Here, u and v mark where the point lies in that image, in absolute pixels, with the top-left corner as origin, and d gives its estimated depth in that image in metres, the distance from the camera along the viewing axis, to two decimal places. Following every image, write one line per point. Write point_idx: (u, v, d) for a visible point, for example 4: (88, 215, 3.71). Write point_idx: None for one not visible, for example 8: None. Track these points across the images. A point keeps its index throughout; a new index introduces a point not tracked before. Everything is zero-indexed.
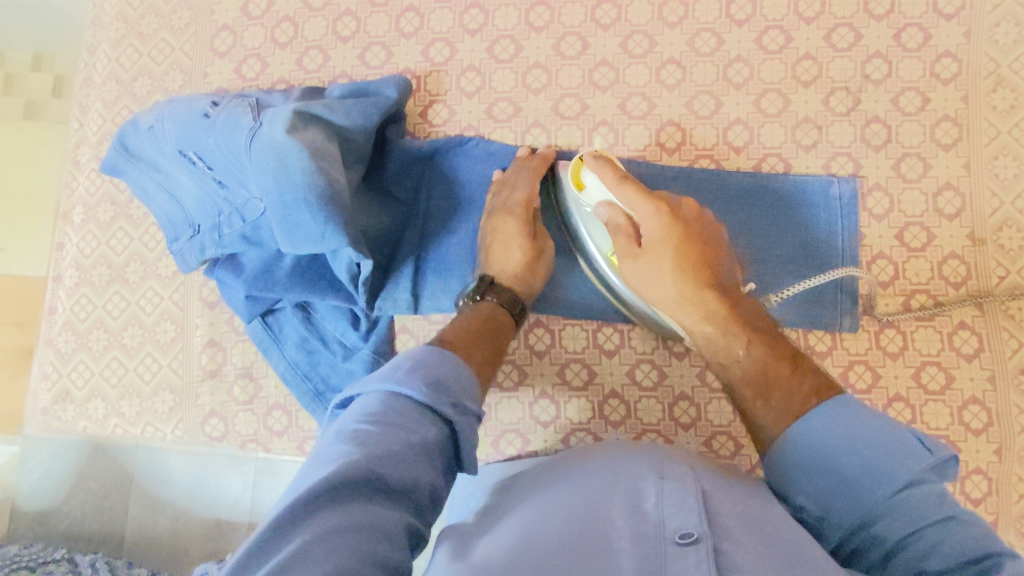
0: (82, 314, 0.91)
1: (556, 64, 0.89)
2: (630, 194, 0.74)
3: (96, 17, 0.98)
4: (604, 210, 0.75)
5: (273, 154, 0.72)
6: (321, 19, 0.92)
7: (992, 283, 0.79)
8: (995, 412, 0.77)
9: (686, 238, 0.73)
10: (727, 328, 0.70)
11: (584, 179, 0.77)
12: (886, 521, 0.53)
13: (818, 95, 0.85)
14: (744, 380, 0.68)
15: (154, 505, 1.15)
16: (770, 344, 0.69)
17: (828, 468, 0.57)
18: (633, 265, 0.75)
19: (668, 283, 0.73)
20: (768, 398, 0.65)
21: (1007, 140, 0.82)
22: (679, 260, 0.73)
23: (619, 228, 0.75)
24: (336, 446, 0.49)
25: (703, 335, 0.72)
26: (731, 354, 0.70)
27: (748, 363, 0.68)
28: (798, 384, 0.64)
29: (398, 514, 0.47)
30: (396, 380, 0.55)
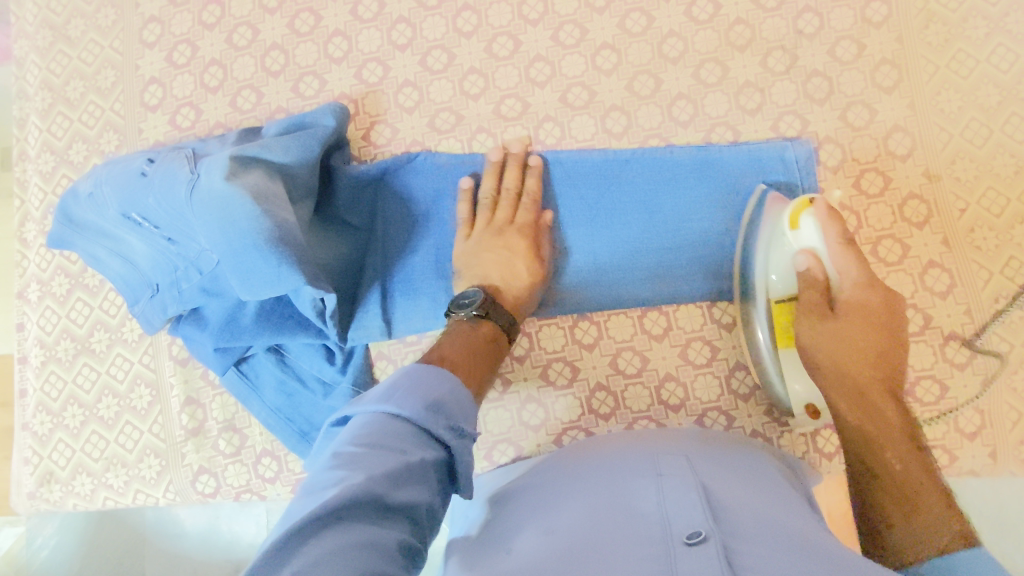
0: (54, 392, 0.89)
1: (490, 67, 0.88)
2: (849, 261, 0.70)
3: (21, 89, 0.96)
4: (806, 258, 0.71)
5: (214, 203, 0.70)
6: (249, 58, 0.91)
7: (955, 217, 0.79)
8: (976, 344, 0.77)
9: (878, 326, 0.69)
10: (887, 430, 0.64)
11: (803, 221, 0.72)
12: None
13: (755, 58, 0.84)
14: (888, 490, 0.60)
15: (170, 562, 1.13)
16: (929, 466, 0.61)
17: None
18: (812, 324, 0.71)
19: (838, 357, 0.69)
20: (909, 516, 0.57)
21: (946, 74, 0.82)
22: (861, 341, 0.69)
23: (813, 283, 0.71)
24: (331, 472, 0.47)
25: (853, 428, 0.65)
26: (884, 458, 0.62)
27: (901, 473, 0.60)
28: (944, 517, 0.56)
29: (394, 533, 0.45)
30: (392, 401, 0.53)
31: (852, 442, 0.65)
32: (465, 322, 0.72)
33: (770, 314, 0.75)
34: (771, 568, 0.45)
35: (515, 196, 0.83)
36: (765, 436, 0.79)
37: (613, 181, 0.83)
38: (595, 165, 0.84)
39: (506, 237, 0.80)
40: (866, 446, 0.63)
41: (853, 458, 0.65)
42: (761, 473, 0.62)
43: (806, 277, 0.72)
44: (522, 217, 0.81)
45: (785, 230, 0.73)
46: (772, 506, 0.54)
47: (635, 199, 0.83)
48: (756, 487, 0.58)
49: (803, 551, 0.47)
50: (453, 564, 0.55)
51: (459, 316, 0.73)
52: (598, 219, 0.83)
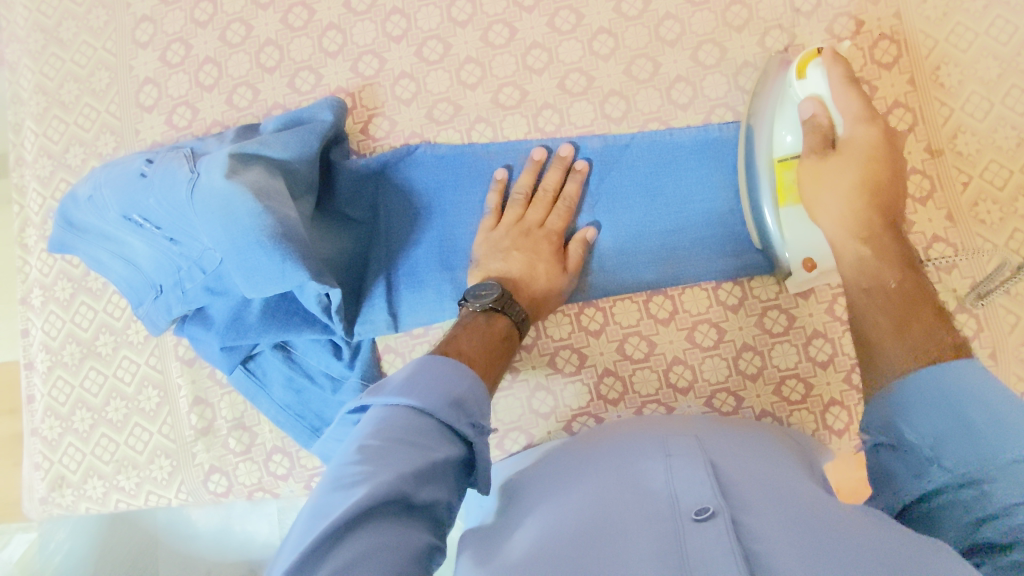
0: (62, 397, 0.89)
1: (487, 56, 0.87)
2: (853, 102, 0.71)
3: (15, 94, 0.95)
4: (809, 104, 0.73)
5: (217, 201, 0.70)
6: (243, 54, 0.91)
7: (958, 191, 0.79)
8: (982, 317, 0.77)
9: (884, 161, 0.70)
10: (884, 255, 0.66)
11: (811, 70, 0.73)
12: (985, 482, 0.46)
13: (753, 38, 0.84)
14: (881, 307, 0.62)
15: (183, 563, 1.14)
16: (926, 286, 0.62)
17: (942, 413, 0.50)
18: (813, 165, 0.71)
19: (835, 193, 0.69)
20: (902, 332, 0.58)
21: (945, 48, 0.81)
22: (867, 175, 0.69)
23: (816, 127, 0.72)
24: (355, 466, 0.47)
25: (855, 257, 0.67)
26: (880, 278, 0.64)
27: (898, 289, 0.62)
28: (938, 329, 0.57)
29: (420, 534, 0.46)
30: (415, 394, 0.53)
31: (852, 268, 0.67)
32: (478, 315, 0.71)
33: (771, 169, 0.75)
34: (780, 541, 0.45)
35: (529, 198, 0.82)
36: (775, 416, 0.79)
37: (614, 166, 0.83)
38: (595, 152, 0.84)
39: (533, 238, 0.79)
40: (863, 271, 0.66)
41: (853, 282, 0.66)
42: (773, 451, 0.62)
43: (810, 123, 0.72)
44: (538, 214, 0.81)
45: (792, 79, 0.74)
46: (782, 480, 0.55)
47: (637, 183, 0.82)
48: (766, 462, 0.58)
49: (812, 521, 0.48)
50: (465, 557, 0.55)
51: (473, 308, 0.72)
52: (601, 203, 0.83)
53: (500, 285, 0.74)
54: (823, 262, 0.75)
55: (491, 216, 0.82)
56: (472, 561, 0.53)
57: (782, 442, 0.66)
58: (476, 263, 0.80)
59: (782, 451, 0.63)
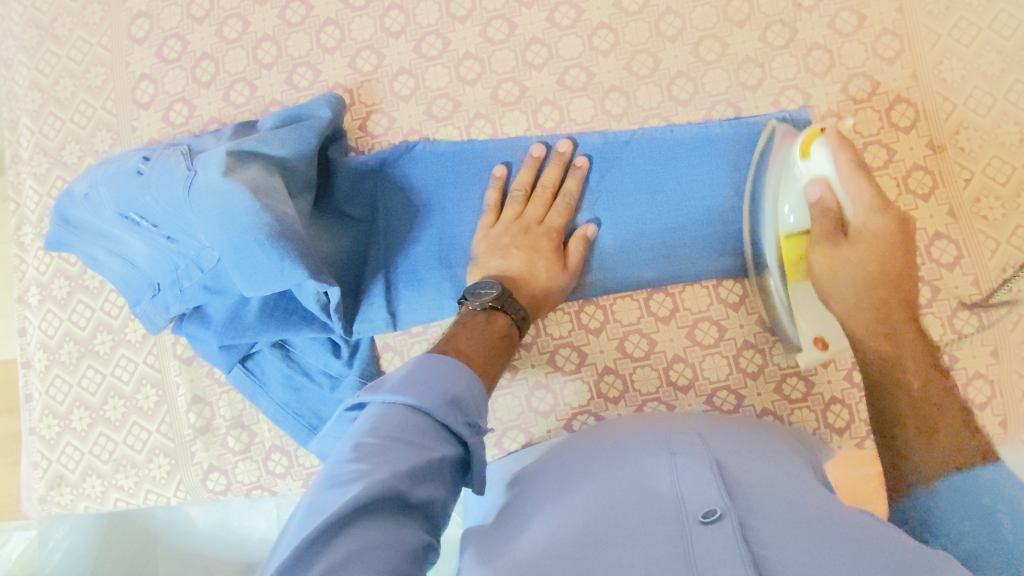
0: (60, 395, 0.89)
1: (486, 51, 0.86)
2: (861, 189, 0.71)
3: (10, 91, 0.94)
4: (818, 187, 0.72)
5: (214, 199, 0.69)
6: (240, 50, 0.90)
7: (960, 187, 0.79)
8: (984, 314, 0.77)
9: (892, 248, 0.73)
10: (904, 360, 0.72)
11: (816, 150, 0.73)
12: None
13: (754, 33, 0.83)
14: (906, 417, 0.70)
15: (182, 561, 1.13)
16: (950, 392, 0.73)
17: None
18: (825, 256, 0.73)
19: (854, 285, 0.72)
20: (931, 440, 0.68)
21: (948, 43, 0.81)
22: (876, 265, 0.72)
23: (824, 210, 0.72)
24: (350, 464, 0.47)
25: (878, 354, 0.73)
26: (905, 382, 0.72)
27: (923, 393, 0.71)
28: (949, 445, 0.67)
29: (415, 532, 0.46)
30: (412, 392, 0.52)
31: (876, 364, 0.73)
32: (477, 313, 0.71)
33: (779, 245, 0.77)
34: (788, 544, 0.45)
35: (528, 194, 0.81)
36: (775, 414, 0.79)
37: (614, 162, 0.82)
38: (595, 148, 0.83)
39: (532, 236, 0.78)
40: (885, 371, 0.73)
41: (872, 377, 0.74)
42: (774, 451, 0.62)
43: (818, 207, 0.72)
44: (538, 211, 0.80)
45: (797, 159, 0.74)
46: (786, 482, 0.54)
47: (637, 180, 0.82)
48: (769, 464, 0.58)
49: (818, 524, 0.47)
50: (467, 556, 0.55)
51: (472, 306, 0.72)
52: (601, 201, 0.82)
53: (499, 282, 0.74)
54: (834, 343, 0.77)
55: (490, 213, 0.81)
56: (476, 561, 0.53)
57: (785, 442, 0.66)
58: (476, 261, 0.80)
59: (783, 450, 0.62)
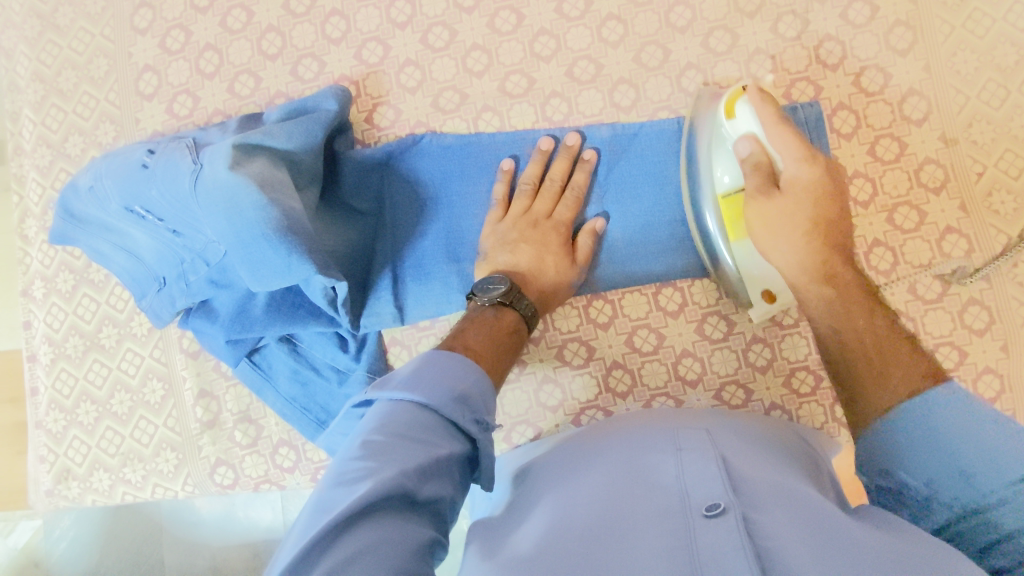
0: (66, 389, 0.88)
1: (494, 42, 0.85)
2: (788, 138, 0.68)
3: (12, 82, 0.94)
4: (746, 144, 0.70)
5: (220, 193, 0.68)
6: (244, 41, 0.89)
7: (972, 181, 0.78)
8: (995, 309, 0.76)
9: (825, 196, 0.69)
10: (848, 294, 0.64)
11: (738, 108, 0.71)
12: (999, 511, 0.46)
13: (765, 24, 0.82)
14: (859, 357, 0.59)
15: (188, 549, 1.12)
16: (894, 321, 0.61)
17: (934, 450, 0.50)
18: (761, 211, 0.69)
19: (789, 236, 0.68)
20: (883, 382, 0.55)
21: (962, 34, 0.80)
22: (813, 214, 0.68)
23: (755, 166, 0.69)
24: (356, 463, 0.46)
25: (817, 297, 0.65)
26: (852, 324, 0.61)
27: (870, 331, 0.60)
28: (915, 367, 0.55)
29: (423, 529, 0.45)
30: (420, 389, 0.52)
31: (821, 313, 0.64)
32: (487, 308, 0.70)
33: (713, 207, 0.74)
34: (792, 540, 0.44)
35: (535, 188, 0.81)
36: (784, 409, 0.79)
37: (623, 156, 0.82)
38: (604, 141, 0.82)
39: (540, 230, 0.78)
40: (831, 313, 0.63)
41: (826, 329, 0.63)
42: (782, 446, 0.61)
43: (749, 163, 0.70)
44: (546, 206, 0.80)
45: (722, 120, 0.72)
46: (793, 477, 0.54)
47: (646, 173, 0.81)
48: (777, 459, 0.57)
49: (823, 521, 0.46)
50: (471, 549, 0.54)
51: (481, 302, 0.71)
52: (609, 194, 0.81)
53: (508, 277, 0.73)
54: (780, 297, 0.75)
55: (498, 207, 0.81)
56: (479, 552, 0.52)
57: (787, 432, 0.66)
58: (484, 256, 0.79)
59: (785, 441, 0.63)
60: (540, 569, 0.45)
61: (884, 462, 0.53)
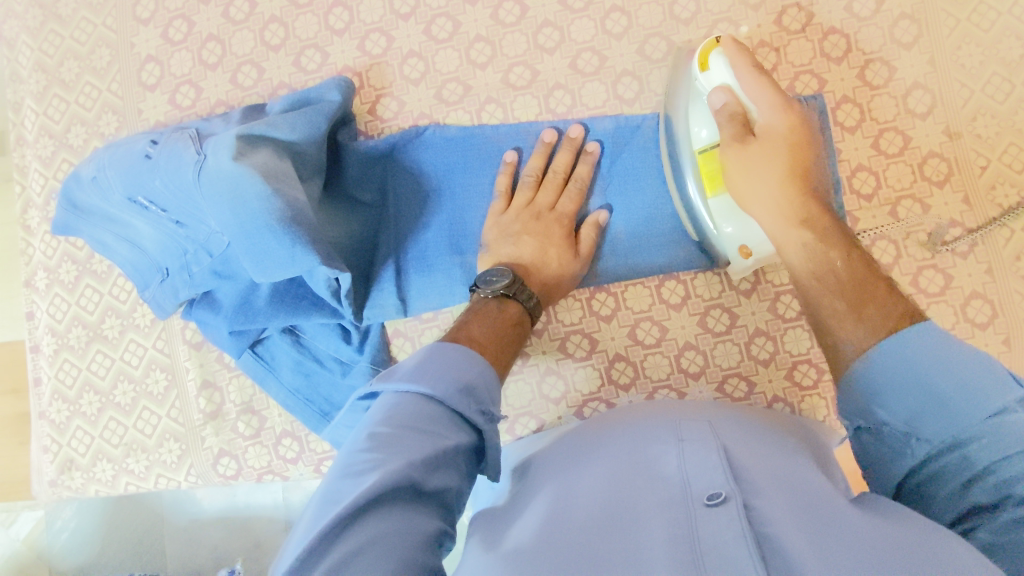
0: (69, 379, 0.89)
1: (497, 34, 0.85)
2: (761, 86, 0.68)
3: (14, 72, 0.93)
4: (720, 95, 0.69)
5: (224, 184, 0.68)
6: (247, 32, 0.88)
7: (976, 175, 0.78)
8: (997, 302, 0.76)
9: (800, 142, 0.68)
10: (828, 237, 0.63)
11: (712, 60, 0.70)
12: (975, 448, 0.46)
13: (770, 17, 0.82)
14: (836, 293, 0.59)
15: (190, 540, 1.11)
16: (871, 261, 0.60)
17: (912, 386, 0.49)
18: (739, 158, 0.68)
19: (770, 184, 0.66)
20: (860, 313, 0.56)
21: (967, 27, 0.79)
22: (791, 160, 0.67)
23: (730, 116, 0.68)
24: (363, 454, 0.46)
25: (797, 243, 0.64)
26: (830, 265, 0.61)
27: (850, 272, 0.59)
28: (892, 302, 0.56)
29: (430, 520, 0.46)
30: (425, 381, 0.52)
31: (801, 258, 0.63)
32: (490, 300, 0.70)
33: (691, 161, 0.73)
34: (793, 528, 0.44)
35: (538, 179, 0.81)
36: (787, 402, 0.79)
37: (626, 148, 0.82)
38: (607, 133, 0.82)
39: (543, 222, 0.78)
40: (810, 258, 0.62)
41: (804, 273, 0.63)
42: (784, 438, 0.61)
43: (723, 113, 0.69)
44: (549, 198, 0.80)
45: (696, 72, 0.71)
46: (795, 467, 0.54)
47: (650, 166, 0.81)
48: (781, 450, 0.57)
49: (826, 511, 0.47)
50: (473, 540, 0.54)
51: (485, 294, 0.71)
52: (612, 186, 0.81)
53: (511, 269, 0.73)
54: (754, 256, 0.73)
55: (501, 199, 0.81)
56: (481, 543, 0.52)
57: (788, 423, 0.66)
58: (487, 248, 0.79)
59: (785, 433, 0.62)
60: (542, 560, 0.45)
61: (862, 404, 0.53)
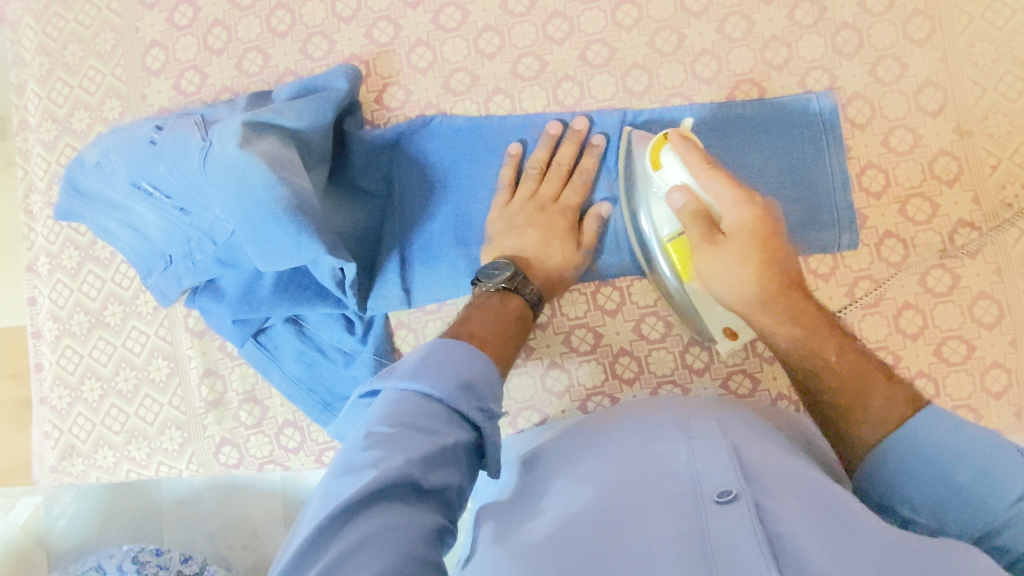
0: (71, 365, 0.88)
1: (506, 24, 0.84)
2: (717, 182, 0.66)
3: (17, 55, 0.92)
4: (679, 195, 0.67)
5: (230, 171, 0.68)
6: (254, 18, 0.87)
7: (986, 174, 0.77)
8: (1005, 303, 0.76)
9: (771, 234, 0.65)
10: (817, 332, 0.63)
11: (666, 159, 0.70)
12: (1008, 534, 0.47)
13: (782, 11, 0.81)
14: (835, 389, 0.60)
15: (187, 528, 1.10)
16: (862, 351, 0.62)
17: (939, 475, 0.52)
18: (710, 261, 0.66)
19: (746, 284, 0.65)
20: (863, 402, 0.58)
21: (981, 25, 0.79)
22: (762, 256, 0.65)
23: (693, 217, 0.67)
24: (360, 454, 0.46)
25: (788, 339, 0.64)
26: (823, 359, 0.61)
27: (842, 365, 0.61)
28: (894, 388, 0.58)
29: (430, 515, 0.45)
30: (424, 378, 0.51)
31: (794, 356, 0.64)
32: (492, 295, 0.70)
33: (666, 252, 0.74)
34: (803, 525, 0.44)
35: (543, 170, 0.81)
36: (791, 399, 0.78)
37: None
38: (614, 126, 0.81)
39: (546, 214, 0.78)
40: (805, 353, 0.63)
41: (799, 368, 0.64)
42: (791, 435, 0.61)
43: (684, 214, 0.68)
44: (552, 189, 0.80)
45: (652, 171, 0.72)
46: (803, 466, 0.53)
47: None
48: (789, 447, 0.57)
49: (834, 511, 0.46)
50: (480, 535, 0.54)
51: (487, 288, 0.71)
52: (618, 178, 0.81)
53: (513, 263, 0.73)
54: (742, 332, 0.75)
55: (507, 190, 0.80)
56: (488, 537, 0.52)
57: (789, 419, 0.66)
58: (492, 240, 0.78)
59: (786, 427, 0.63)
60: (552, 559, 0.45)
61: (883, 494, 0.54)
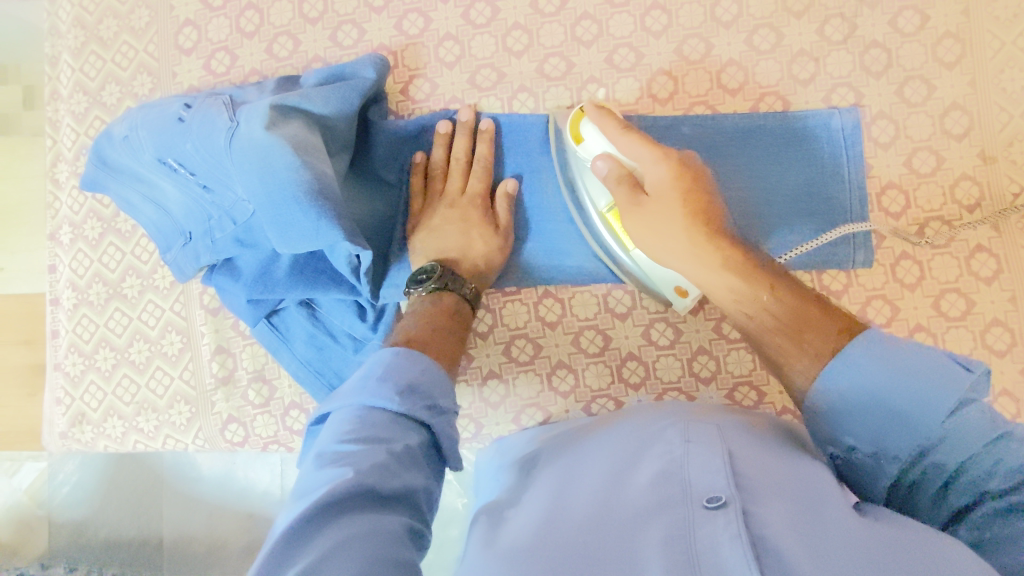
0: (86, 334, 0.90)
1: (535, 23, 0.85)
2: (634, 144, 0.70)
3: (53, 26, 0.94)
4: (602, 162, 0.71)
5: (256, 152, 0.69)
6: (286, 3, 0.88)
7: (1007, 201, 0.77)
8: (1018, 332, 0.75)
9: (696, 189, 0.68)
10: (751, 277, 0.63)
11: (585, 132, 0.74)
12: (939, 451, 0.49)
13: (812, 26, 0.81)
14: (776, 330, 0.60)
15: (187, 504, 1.12)
16: (801, 287, 0.61)
17: (881, 414, 0.50)
18: (640, 219, 0.69)
19: (676, 237, 0.67)
20: (801, 340, 0.57)
21: (1012, 51, 0.78)
22: (689, 211, 0.67)
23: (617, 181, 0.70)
24: (312, 477, 0.47)
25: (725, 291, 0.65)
26: (757, 302, 0.62)
27: (782, 307, 0.60)
28: (829, 321, 0.57)
29: (397, 518, 0.45)
30: (366, 394, 0.52)
31: (730, 301, 0.65)
32: (427, 298, 0.74)
33: (608, 221, 0.77)
34: (793, 536, 0.44)
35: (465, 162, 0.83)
36: (794, 413, 0.79)
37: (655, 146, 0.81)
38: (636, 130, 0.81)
39: (459, 207, 0.81)
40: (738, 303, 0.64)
41: (740, 316, 0.64)
42: (795, 441, 0.60)
43: (609, 179, 0.71)
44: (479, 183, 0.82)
45: (575, 146, 0.75)
46: (801, 470, 0.53)
47: None
48: (790, 454, 0.56)
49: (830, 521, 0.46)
50: (474, 533, 0.54)
51: (421, 294, 0.75)
52: None
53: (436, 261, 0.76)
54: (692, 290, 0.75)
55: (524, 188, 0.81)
56: (482, 534, 0.53)
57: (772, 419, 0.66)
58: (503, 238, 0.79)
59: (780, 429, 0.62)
60: (540, 559, 0.45)
61: (827, 432, 0.54)
